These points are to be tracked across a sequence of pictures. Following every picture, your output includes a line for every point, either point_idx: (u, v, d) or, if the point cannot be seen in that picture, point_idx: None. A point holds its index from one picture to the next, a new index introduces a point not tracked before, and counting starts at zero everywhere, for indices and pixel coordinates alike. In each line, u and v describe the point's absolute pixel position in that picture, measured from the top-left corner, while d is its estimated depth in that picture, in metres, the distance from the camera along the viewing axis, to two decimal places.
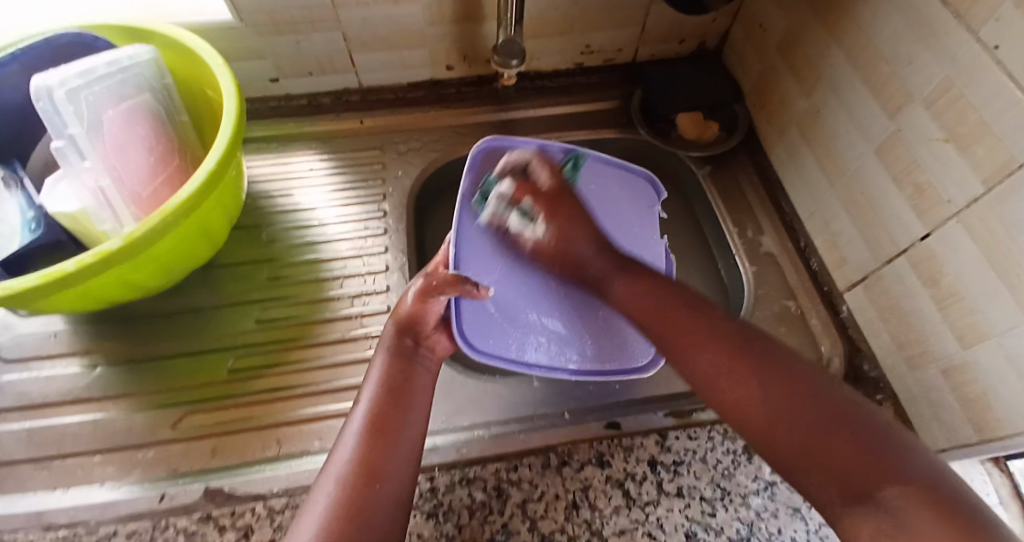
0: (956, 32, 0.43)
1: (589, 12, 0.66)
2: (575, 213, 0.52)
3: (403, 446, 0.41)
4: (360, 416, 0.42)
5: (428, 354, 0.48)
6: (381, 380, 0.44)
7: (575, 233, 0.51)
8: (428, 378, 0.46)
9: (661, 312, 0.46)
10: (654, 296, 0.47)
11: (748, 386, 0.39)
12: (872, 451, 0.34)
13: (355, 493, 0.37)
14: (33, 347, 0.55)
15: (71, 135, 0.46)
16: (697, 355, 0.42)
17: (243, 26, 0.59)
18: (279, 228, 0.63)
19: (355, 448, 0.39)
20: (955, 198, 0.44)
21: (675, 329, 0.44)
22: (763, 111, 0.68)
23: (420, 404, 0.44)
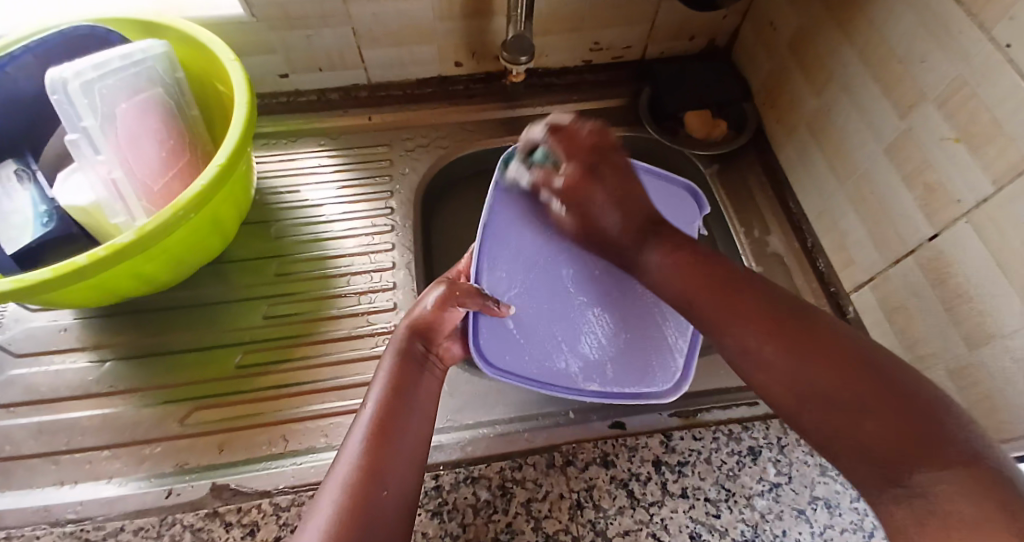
0: (969, 30, 0.42)
1: (599, 9, 0.66)
2: (610, 180, 0.49)
3: (407, 450, 0.41)
4: (368, 418, 0.41)
5: (433, 359, 0.48)
6: (388, 383, 0.44)
7: (607, 197, 0.49)
8: (434, 385, 0.46)
9: (696, 284, 0.43)
10: (693, 258, 0.44)
11: (781, 360, 0.37)
12: (913, 428, 0.32)
13: (360, 495, 0.37)
14: (43, 341, 0.55)
15: (86, 129, 0.46)
16: (733, 328, 0.40)
17: (253, 21, 0.59)
18: (286, 224, 0.63)
19: (362, 450, 0.39)
20: (965, 198, 0.44)
21: (711, 304, 0.42)
22: (773, 110, 0.67)
23: (425, 407, 0.44)
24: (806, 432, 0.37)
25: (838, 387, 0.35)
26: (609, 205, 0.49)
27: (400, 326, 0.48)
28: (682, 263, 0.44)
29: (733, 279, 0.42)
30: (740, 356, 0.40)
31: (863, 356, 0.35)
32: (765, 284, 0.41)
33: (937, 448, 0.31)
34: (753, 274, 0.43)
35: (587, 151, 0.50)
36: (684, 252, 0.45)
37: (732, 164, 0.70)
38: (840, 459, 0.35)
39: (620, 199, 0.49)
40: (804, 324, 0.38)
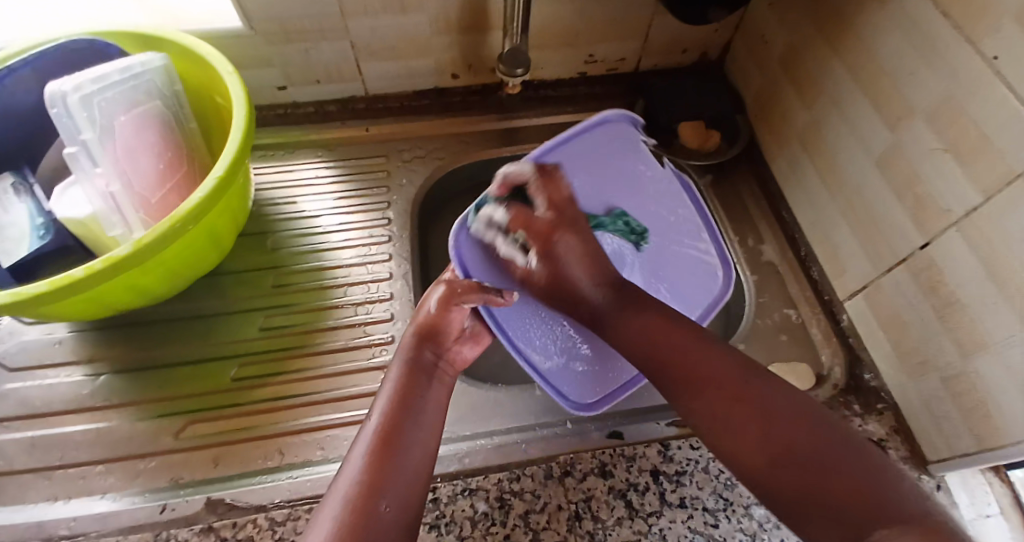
0: (957, 45, 0.43)
1: (594, 23, 0.66)
2: (578, 233, 0.52)
3: (410, 463, 0.40)
4: (372, 428, 0.42)
5: (443, 368, 0.48)
6: (394, 393, 0.44)
7: (577, 248, 0.52)
8: (442, 393, 0.47)
9: (662, 347, 0.45)
10: (644, 335, 0.47)
11: (744, 427, 0.39)
12: (867, 487, 0.34)
13: (358, 510, 0.36)
14: (37, 355, 0.54)
15: (85, 141, 0.46)
16: (694, 394, 0.42)
17: (252, 34, 0.59)
18: (283, 235, 0.63)
19: (363, 467, 0.39)
20: (955, 209, 0.45)
21: (676, 364, 0.44)
22: (765, 122, 0.68)
23: (430, 421, 0.44)
24: (764, 493, 0.38)
25: (786, 453, 0.37)
26: (575, 260, 0.52)
27: (408, 331, 0.49)
28: (646, 329, 0.47)
29: (688, 351, 0.44)
30: (707, 424, 0.41)
31: (812, 422, 0.38)
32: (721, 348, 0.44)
33: (880, 507, 0.33)
34: (707, 339, 0.45)
35: (559, 207, 0.53)
36: (643, 317, 0.48)
37: (725, 175, 0.71)
38: (800, 523, 0.36)
39: (588, 258, 0.52)
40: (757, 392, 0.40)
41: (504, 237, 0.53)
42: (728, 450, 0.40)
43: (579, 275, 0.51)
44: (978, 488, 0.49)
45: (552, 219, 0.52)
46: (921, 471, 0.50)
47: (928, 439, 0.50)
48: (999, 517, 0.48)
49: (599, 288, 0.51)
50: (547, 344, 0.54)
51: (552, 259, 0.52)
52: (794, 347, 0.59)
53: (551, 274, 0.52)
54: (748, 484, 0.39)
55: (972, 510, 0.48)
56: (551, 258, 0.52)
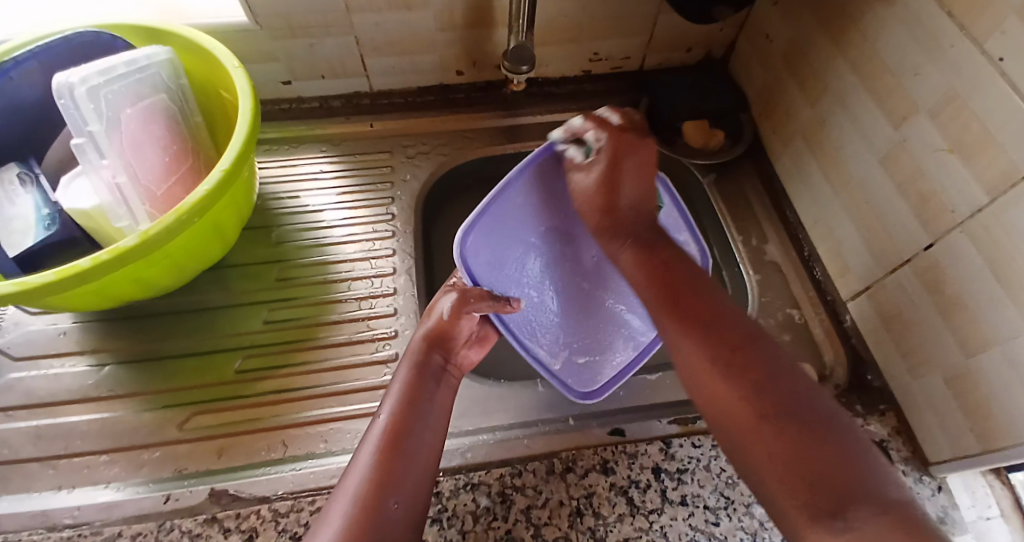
0: (962, 44, 0.43)
1: (598, 20, 0.67)
2: (637, 161, 0.49)
3: (418, 462, 0.41)
4: (381, 425, 0.42)
5: (449, 373, 0.49)
6: (404, 393, 0.44)
7: (634, 172, 0.49)
8: (448, 396, 0.47)
9: (658, 294, 0.45)
10: (654, 278, 0.46)
11: (732, 386, 0.39)
12: (845, 469, 0.34)
13: (368, 506, 0.37)
14: (43, 345, 0.54)
15: (91, 133, 0.46)
16: (687, 343, 0.42)
17: (259, 29, 0.60)
18: (287, 229, 0.63)
19: (373, 463, 0.39)
20: (959, 207, 0.45)
21: (673, 313, 0.43)
22: (769, 120, 0.68)
23: (437, 420, 0.44)
24: (736, 438, 0.38)
25: (772, 414, 0.37)
26: (630, 181, 0.49)
27: (418, 334, 0.49)
28: (656, 273, 0.46)
29: (695, 306, 0.43)
30: (695, 374, 0.41)
31: (806, 394, 0.38)
32: (731, 313, 0.43)
33: (855, 491, 0.33)
34: (721, 297, 0.44)
35: (622, 133, 0.49)
36: (653, 263, 0.46)
37: (728, 173, 0.71)
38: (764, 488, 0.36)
39: (642, 174, 0.49)
40: (759, 356, 0.40)
41: (575, 148, 0.50)
42: (716, 407, 0.39)
43: (625, 196, 0.49)
44: (979, 489, 0.49)
45: (614, 141, 0.48)
46: (923, 472, 0.50)
47: (930, 439, 0.50)
48: (1000, 520, 0.48)
49: (637, 214, 0.49)
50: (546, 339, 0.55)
51: (615, 175, 0.48)
52: (797, 345, 0.59)
53: (607, 192, 0.48)
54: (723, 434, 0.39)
55: (974, 512, 0.48)
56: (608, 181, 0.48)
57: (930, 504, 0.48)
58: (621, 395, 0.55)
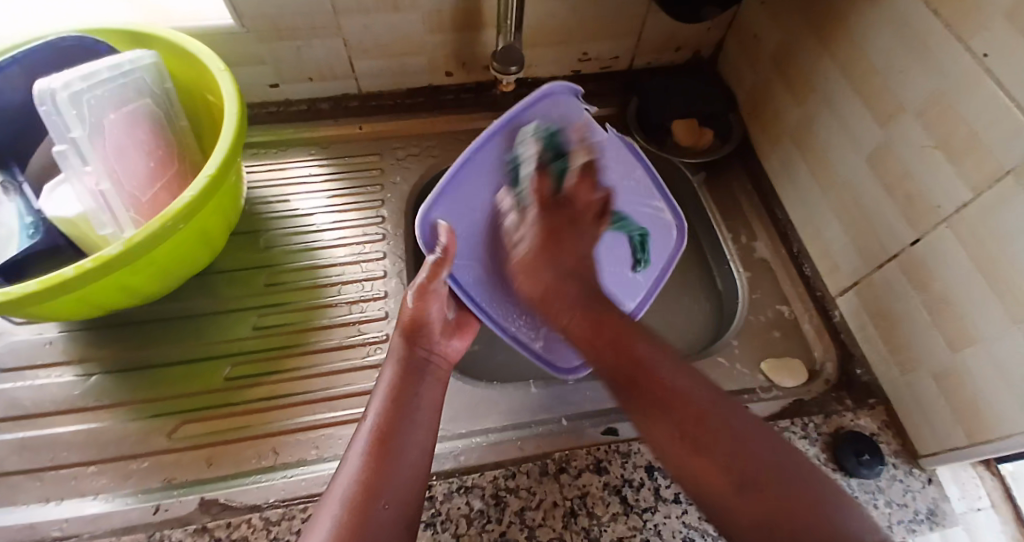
0: (947, 43, 0.43)
1: (587, 20, 0.66)
2: (581, 244, 0.48)
3: (407, 464, 0.40)
4: (367, 430, 0.41)
5: (437, 364, 0.47)
6: (389, 393, 0.43)
7: (565, 272, 0.45)
8: (438, 390, 0.45)
9: (612, 351, 0.41)
10: (601, 337, 0.42)
11: (704, 451, 0.36)
12: (829, 525, 0.33)
13: (354, 516, 0.36)
14: (27, 356, 0.54)
15: (74, 139, 0.45)
16: (651, 408, 0.38)
17: (244, 31, 0.59)
18: (276, 233, 0.62)
19: (358, 470, 0.39)
20: (945, 204, 0.45)
21: (636, 373, 0.40)
22: (757, 119, 0.69)
23: (426, 416, 0.43)
24: (727, 520, 0.35)
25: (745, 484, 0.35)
26: (571, 270, 0.46)
27: (395, 332, 0.47)
28: (606, 346, 0.41)
29: (655, 374, 0.39)
30: (659, 438, 0.38)
31: (775, 448, 0.37)
32: (687, 376, 0.40)
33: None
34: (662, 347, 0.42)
35: (565, 216, 0.49)
36: (603, 326, 0.43)
37: (717, 173, 0.72)
38: None
39: (580, 271, 0.46)
40: (722, 421, 0.37)
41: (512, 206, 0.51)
42: (688, 467, 0.36)
43: (545, 270, 0.45)
44: (968, 481, 0.49)
45: (546, 216, 0.48)
46: (913, 464, 0.50)
47: (918, 434, 0.50)
48: (989, 510, 0.48)
49: (580, 298, 0.44)
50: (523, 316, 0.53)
51: (540, 251, 0.46)
52: (787, 343, 0.59)
53: (542, 285, 0.45)
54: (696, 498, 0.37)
55: (964, 503, 0.48)
56: (549, 237, 0.47)
57: (920, 498, 0.48)
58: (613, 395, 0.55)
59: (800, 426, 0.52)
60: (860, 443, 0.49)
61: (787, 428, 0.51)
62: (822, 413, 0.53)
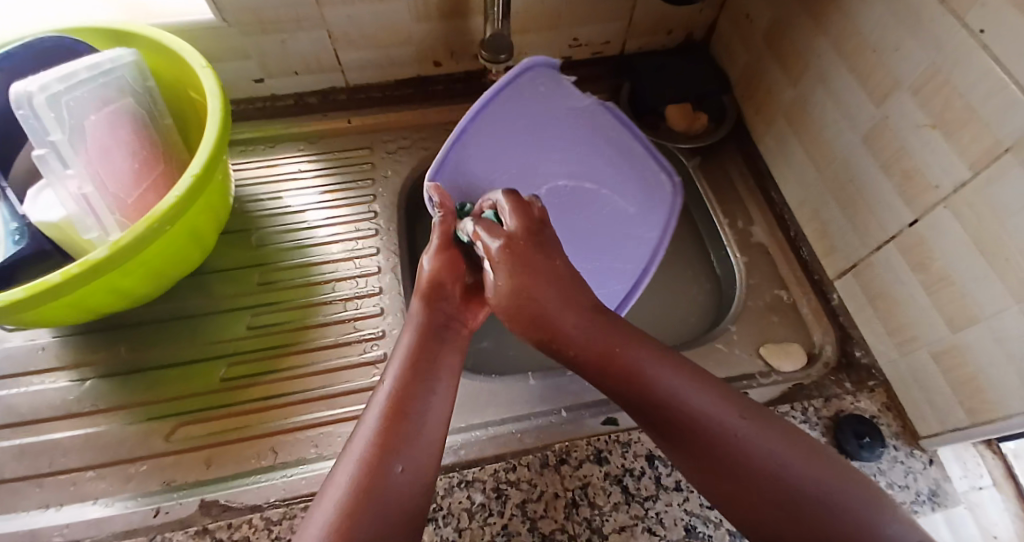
0: (941, 17, 0.43)
1: (576, 5, 0.65)
2: (547, 263, 0.43)
3: (426, 431, 0.38)
4: (385, 394, 0.39)
5: (459, 326, 0.45)
6: (407, 356, 0.42)
7: (558, 294, 0.42)
8: (456, 355, 0.44)
9: (607, 353, 0.41)
10: (522, 316, 0.42)
11: (714, 458, 0.37)
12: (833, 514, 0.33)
13: (372, 475, 0.35)
14: (22, 362, 0.53)
15: (53, 143, 0.44)
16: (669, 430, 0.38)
17: (227, 26, 0.58)
18: (268, 231, 0.62)
19: (376, 431, 0.37)
20: (943, 183, 0.45)
21: (648, 374, 0.40)
22: (751, 101, 0.68)
23: (446, 382, 0.41)
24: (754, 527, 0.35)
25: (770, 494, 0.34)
26: (557, 288, 0.43)
27: (414, 298, 0.46)
28: (606, 353, 0.41)
29: (660, 389, 0.39)
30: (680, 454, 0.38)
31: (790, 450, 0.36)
32: (704, 401, 0.38)
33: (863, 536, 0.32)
34: (666, 363, 0.40)
35: (530, 236, 0.45)
36: (603, 328, 0.42)
37: (713, 156, 0.71)
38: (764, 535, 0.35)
39: (567, 281, 0.44)
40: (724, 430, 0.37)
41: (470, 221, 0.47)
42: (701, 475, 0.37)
43: (537, 287, 0.42)
44: (971, 460, 0.49)
45: (507, 250, 0.43)
46: (914, 446, 0.50)
47: (919, 415, 0.50)
48: (991, 489, 0.48)
49: (583, 321, 0.42)
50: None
51: (517, 271, 0.42)
52: (786, 327, 0.59)
53: (527, 300, 0.42)
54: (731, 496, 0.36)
55: (967, 482, 0.48)
56: (526, 268, 0.43)
57: (922, 477, 0.48)
58: None
59: (800, 410, 0.51)
60: (862, 427, 0.49)
61: (787, 413, 0.51)
62: (822, 396, 0.52)
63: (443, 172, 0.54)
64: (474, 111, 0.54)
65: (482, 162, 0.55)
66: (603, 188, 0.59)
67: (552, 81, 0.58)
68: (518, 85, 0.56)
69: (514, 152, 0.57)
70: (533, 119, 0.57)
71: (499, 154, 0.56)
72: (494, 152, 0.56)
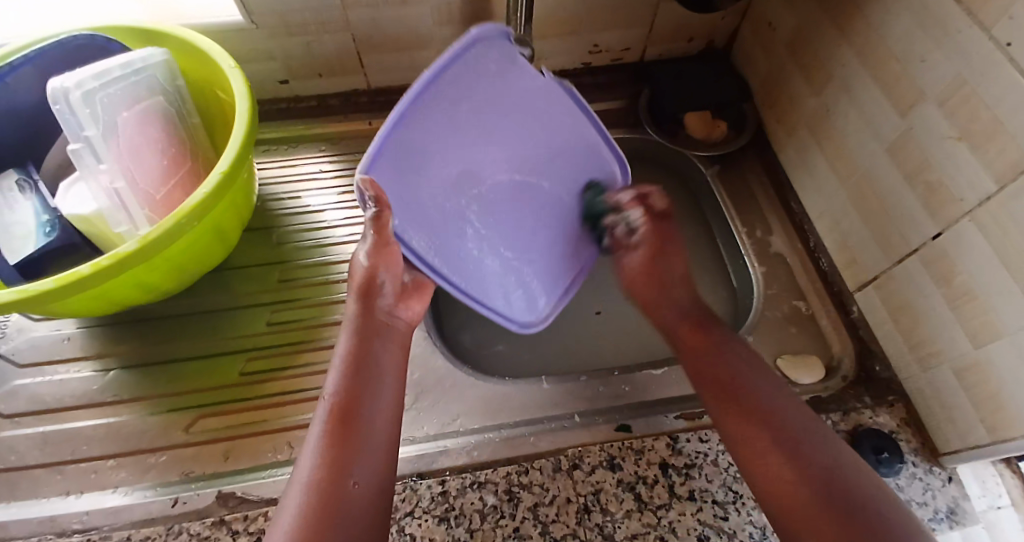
0: (968, 29, 0.42)
1: (597, 12, 0.66)
2: (677, 252, 0.55)
3: (375, 435, 0.40)
4: (327, 405, 0.40)
5: (396, 330, 0.48)
6: (347, 361, 0.43)
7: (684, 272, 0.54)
8: (396, 355, 0.46)
9: (716, 370, 0.44)
10: (653, 280, 0.54)
11: (778, 465, 0.38)
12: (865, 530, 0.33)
13: (328, 489, 0.36)
14: (48, 352, 0.54)
15: (88, 138, 0.45)
16: (743, 428, 0.40)
17: (254, 28, 0.59)
18: (288, 230, 0.63)
19: (323, 445, 0.38)
20: (968, 197, 0.44)
21: (751, 387, 0.42)
22: (772, 110, 0.68)
23: (388, 382, 0.43)
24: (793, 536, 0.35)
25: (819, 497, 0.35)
26: (676, 263, 0.55)
27: (348, 298, 0.47)
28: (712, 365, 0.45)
29: (754, 397, 0.42)
30: (740, 453, 0.40)
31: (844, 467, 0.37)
32: (795, 416, 0.40)
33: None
34: (772, 385, 0.43)
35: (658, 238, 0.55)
36: (712, 352, 0.46)
37: (732, 165, 0.71)
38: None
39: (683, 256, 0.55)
40: (799, 440, 0.38)
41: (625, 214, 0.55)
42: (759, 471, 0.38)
43: (677, 262, 0.55)
44: (990, 479, 0.49)
45: (655, 229, 0.55)
46: (933, 463, 0.49)
47: (939, 431, 0.50)
48: (1009, 507, 0.48)
49: (695, 302, 0.52)
50: (479, 267, 0.52)
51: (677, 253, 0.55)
52: (804, 338, 0.59)
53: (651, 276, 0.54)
54: (758, 487, 0.39)
55: (984, 501, 0.47)
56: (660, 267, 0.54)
57: (940, 495, 0.47)
58: (627, 391, 0.54)
59: None
60: (879, 441, 0.49)
61: None
62: (840, 409, 0.52)
63: (376, 169, 0.44)
64: (399, 115, 0.44)
65: (416, 155, 0.47)
66: (540, 168, 0.54)
67: (508, 60, 0.48)
68: (464, 64, 0.46)
69: (451, 146, 0.49)
70: (476, 99, 0.48)
71: (439, 143, 0.48)
72: (427, 140, 0.47)
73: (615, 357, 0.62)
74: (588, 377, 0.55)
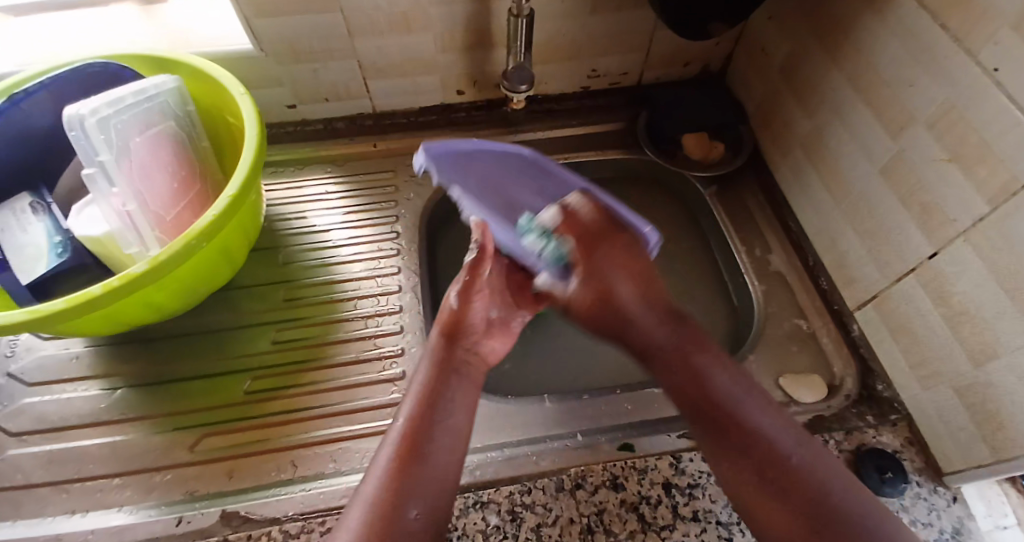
0: (956, 55, 0.44)
1: (596, 38, 0.68)
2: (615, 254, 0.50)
3: (438, 468, 0.40)
4: (398, 430, 0.42)
5: (473, 365, 0.48)
6: (420, 393, 0.44)
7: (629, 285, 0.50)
8: (471, 393, 0.46)
9: (694, 395, 0.44)
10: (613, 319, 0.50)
11: (777, 506, 0.38)
12: None
13: (385, 515, 0.37)
14: (56, 370, 0.55)
15: (102, 163, 0.46)
16: (732, 459, 0.41)
17: (264, 56, 0.61)
18: (294, 250, 0.64)
19: (388, 467, 0.39)
20: (961, 217, 0.45)
21: (739, 411, 0.42)
22: (767, 132, 0.69)
23: (458, 418, 0.44)
24: None
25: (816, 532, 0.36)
26: (622, 280, 0.50)
27: (433, 332, 0.50)
28: (694, 383, 0.45)
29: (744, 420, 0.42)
30: (739, 491, 0.40)
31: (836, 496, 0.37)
32: (782, 437, 0.41)
33: None
34: (758, 406, 0.43)
35: (594, 229, 0.50)
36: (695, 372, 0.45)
37: (730, 185, 0.72)
38: None
39: (639, 276, 0.51)
40: (798, 469, 0.39)
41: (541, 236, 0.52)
42: (756, 509, 0.39)
43: (626, 281, 0.50)
44: (993, 497, 0.48)
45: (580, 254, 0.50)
46: (938, 483, 0.49)
47: (941, 448, 0.50)
48: (1016, 528, 0.47)
49: (647, 312, 0.50)
50: None
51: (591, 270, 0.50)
52: (805, 355, 0.59)
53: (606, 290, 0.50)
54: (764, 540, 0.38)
55: (990, 521, 0.47)
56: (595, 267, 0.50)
57: (945, 515, 0.47)
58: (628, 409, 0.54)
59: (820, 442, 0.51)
60: (882, 461, 0.49)
61: None
62: (843, 427, 0.52)
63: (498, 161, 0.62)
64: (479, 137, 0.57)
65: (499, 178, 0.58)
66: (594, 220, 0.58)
67: (451, 154, 0.54)
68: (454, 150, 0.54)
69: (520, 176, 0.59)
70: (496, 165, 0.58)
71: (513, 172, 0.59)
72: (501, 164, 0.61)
73: (617, 374, 0.63)
74: (589, 395, 0.56)
